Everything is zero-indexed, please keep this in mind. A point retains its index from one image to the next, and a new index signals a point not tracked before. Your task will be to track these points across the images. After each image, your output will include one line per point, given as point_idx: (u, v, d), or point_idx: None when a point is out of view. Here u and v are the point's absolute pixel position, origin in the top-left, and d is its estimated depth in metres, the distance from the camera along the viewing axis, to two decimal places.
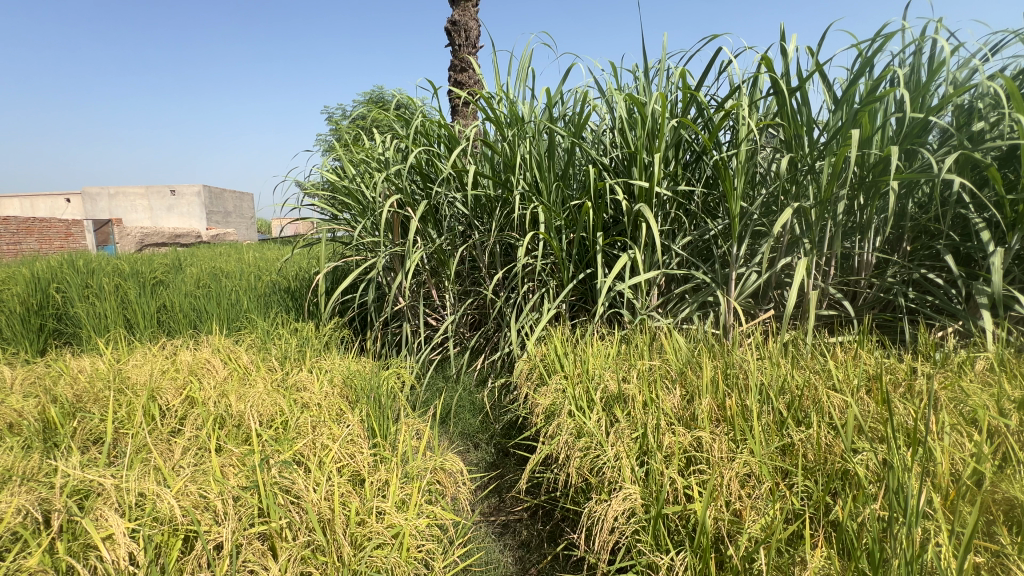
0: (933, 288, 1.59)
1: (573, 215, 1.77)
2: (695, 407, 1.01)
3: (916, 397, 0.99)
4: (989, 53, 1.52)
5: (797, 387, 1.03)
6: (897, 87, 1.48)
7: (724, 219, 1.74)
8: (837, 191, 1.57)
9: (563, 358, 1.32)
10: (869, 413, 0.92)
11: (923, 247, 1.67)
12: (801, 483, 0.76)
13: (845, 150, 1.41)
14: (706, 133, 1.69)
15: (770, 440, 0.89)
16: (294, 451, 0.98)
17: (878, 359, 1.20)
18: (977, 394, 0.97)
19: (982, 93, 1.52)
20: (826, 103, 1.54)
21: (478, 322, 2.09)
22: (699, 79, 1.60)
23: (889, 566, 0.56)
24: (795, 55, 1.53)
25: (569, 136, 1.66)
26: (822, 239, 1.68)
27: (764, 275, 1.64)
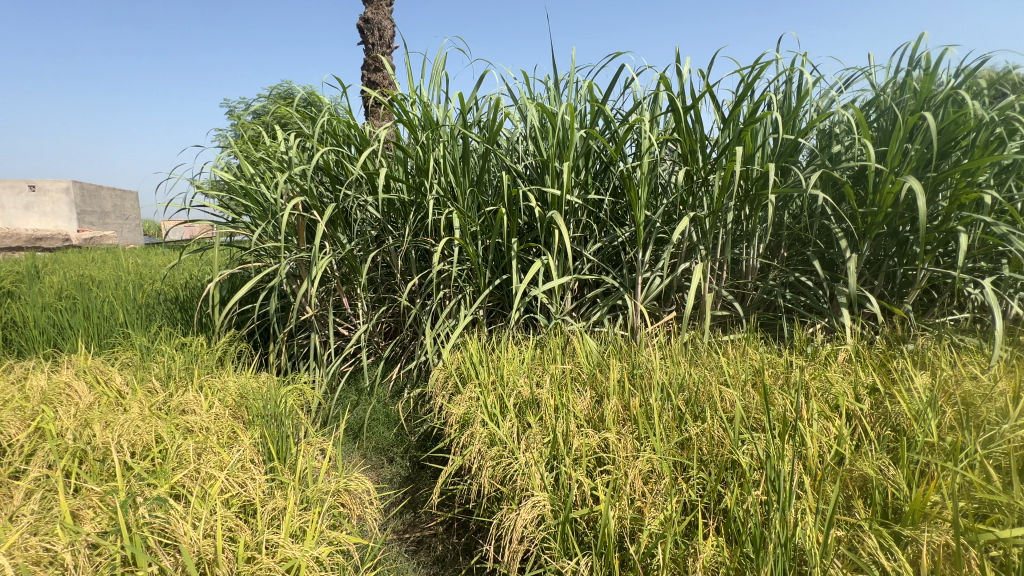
0: (805, 289, 1.79)
1: (489, 220, 1.76)
2: (603, 408, 1.04)
3: (791, 387, 1.11)
4: (842, 86, 1.77)
5: (694, 384, 1.11)
6: (773, 110, 1.66)
7: (630, 227, 1.84)
8: (726, 203, 1.72)
9: (477, 365, 1.30)
10: (754, 405, 1.01)
11: (796, 253, 1.89)
12: (697, 475, 0.81)
13: (732, 165, 1.55)
14: (613, 144, 1.78)
15: (671, 436, 0.94)
16: (171, 485, 0.87)
17: (761, 355, 1.33)
18: (838, 382, 1.10)
19: (838, 121, 1.76)
20: (716, 121, 1.68)
21: (392, 330, 2.01)
22: (605, 92, 1.68)
23: (768, 549, 0.61)
24: (688, 76, 1.66)
25: (483, 142, 1.66)
26: (715, 246, 1.83)
27: (666, 279, 1.75)
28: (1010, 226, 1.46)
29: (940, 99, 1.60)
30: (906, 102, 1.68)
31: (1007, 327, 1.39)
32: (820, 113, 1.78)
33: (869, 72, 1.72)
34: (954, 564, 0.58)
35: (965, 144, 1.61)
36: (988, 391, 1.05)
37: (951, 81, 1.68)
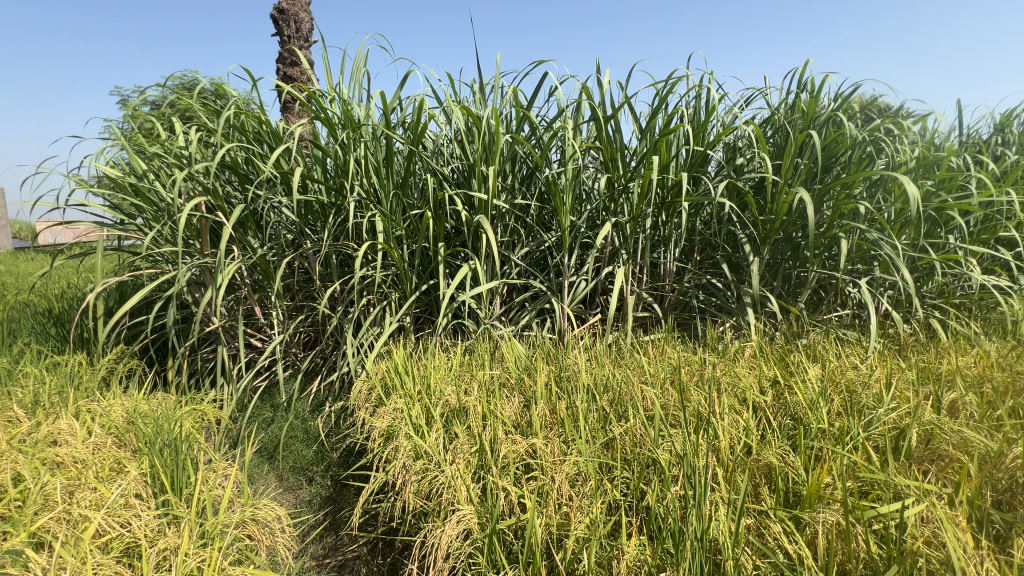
0: (715, 290, 1.93)
1: (414, 224, 1.71)
2: (531, 413, 1.04)
3: (705, 383, 1.18)
4: (743, 104, 1.93)
5: (618, 385, 1.14)
6: (684, 123, 1.77)
7: (556, 231, 1.88)
8: (645, 209, 1.81)
9: (402, 374, 1.25)
10: (672, 402, 1.06)
11: (707, 257, 2.03)
12: (620, 475, 0.83)
13: (649, 173, 1.63)
14: (538, 150, 1.80)
15: (596, 437, 0.96)
16: (31, 533, 0.74)
17: (679, 353, 1.40)
18: (745, 376, 1.19)
19: (740, 135, 1.92)
20: (634, 132, 1.77)
21: (311, 340, 1.89)
22: (530, 99, 1.70)
23: (685, 543, 0.63)
24: (608, 87, 1.72)
25: (407, 143, 1.61)
26: (635, 250, 1.91)
27: (591, 283, 1.80)
28: (879, 233, 1.67)
29: (822, 119, 1.80)
30: (796, 121, 1.87)
31: (880, 321, 1.58)
32: (725, 127, 1.93)
33: (765, 92, 1.89)
34: (843, 540, 0.64)
35: (843, 160, 1.83)
36: (866, 380, 1.18)
37: (831, 104, 1.89)
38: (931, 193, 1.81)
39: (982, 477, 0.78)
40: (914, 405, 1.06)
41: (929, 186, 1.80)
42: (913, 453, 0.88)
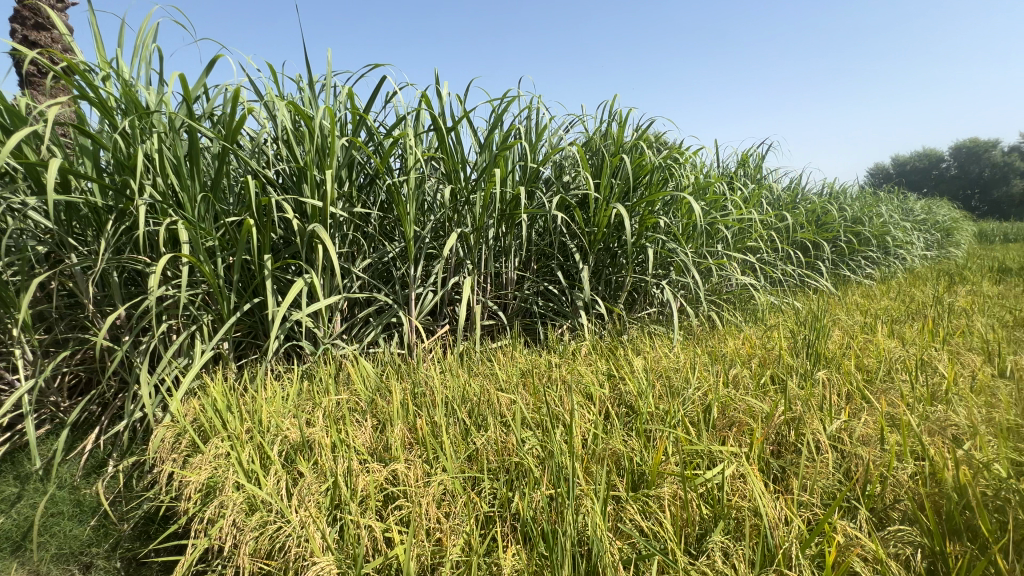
0: (552, 296, 2.10)
1: (231, 234, 1.46)
2: (388, 436, 0.97)
3: (553, 383, 1.26)
4: (566, 127, 2.15)
5: (475, 395, 1.14)
6: (519, 140, 1.88)
7: (400, 242, 1.81)
8: (487, 221, 1.87)
9: (224, 413, 1.04)
10: (526, 405, 1.10)
11: (543, 266, 2.20)
12: (488, 486, 0.82)
13: (490, 186, 1.69)
14: (377, 157, 1.72)
15: (459, 451, 0.94)
16: None
17: (526, 358, 1.47)
18: (586, 373, 1.31)
19: (566, 155, 2.13)
20: (473, 145, 1.81)
21: (84, 383, 1.46)
22: (366, 103, 1.61)
23: (560, 543, 0.65)
24: (447, 99, 1.74)
25: (218, 139, 1.37)
26: (479, 260, 1.96)
27: (438, 294, 1.79)
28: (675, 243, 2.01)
29: (628, 146, 2.11)
30: (608, 146, 2.15)
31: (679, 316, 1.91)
32: (553, 147, 2.11)
33: (583, 119, 2.14)
34: (682, 507, 0.73)
35: (645, 182, 2.16)
36: (676, 366, 1.41)
37: (633, 134, 2.23)
38: (705, 211, 2.26)
39: (761, 433, 0.99)
40: (710, 382, 1.30)
41: (703, 206, 2.25)
42: (715, 422, 1.07)
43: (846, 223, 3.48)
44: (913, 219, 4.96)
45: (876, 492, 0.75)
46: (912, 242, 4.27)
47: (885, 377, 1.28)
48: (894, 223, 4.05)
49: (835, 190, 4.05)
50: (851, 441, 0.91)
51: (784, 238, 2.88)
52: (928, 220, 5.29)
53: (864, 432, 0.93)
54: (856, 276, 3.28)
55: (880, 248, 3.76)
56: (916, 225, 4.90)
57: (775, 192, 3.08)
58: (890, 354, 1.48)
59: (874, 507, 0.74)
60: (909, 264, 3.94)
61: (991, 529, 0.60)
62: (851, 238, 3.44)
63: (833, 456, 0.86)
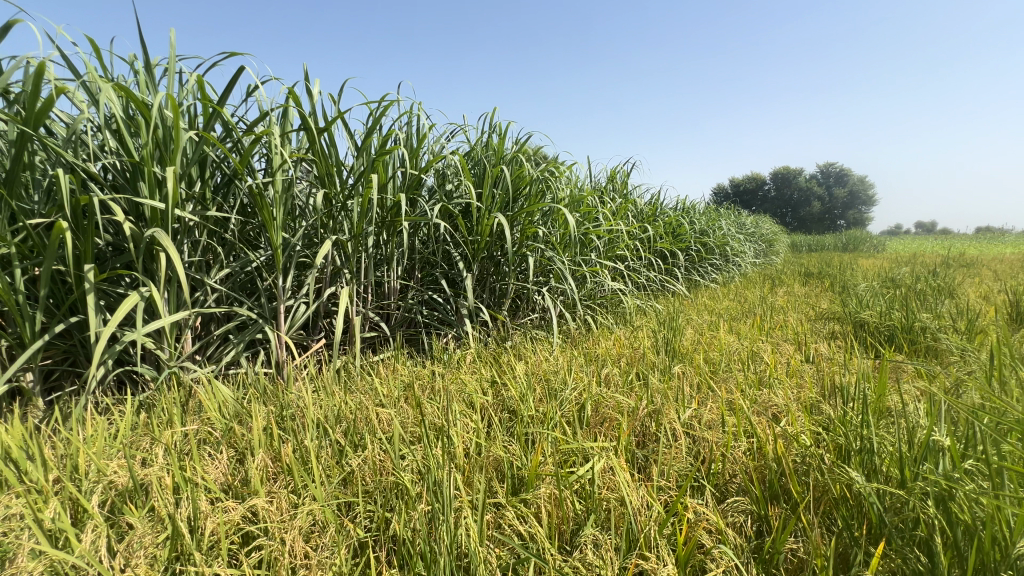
0: (437, 305, 2.07)
1: (36, 240, 1.20)
2: (247, 467, 0.86)
3: (436, 394, 1.24)
4: (448, 136, 2.15)
5: (351, 413, 1.08)
6: (399, 146, 1.84)
7: (266, 250, 1.64)
8: (366, 228, 1.78)
9: (23, 461, 0.84)
10: (407, 419, 1.07)
11: (427, 275, 2.16)
12: (363, 510, 0.78)
13: (368, 191, 1.62)
14: (236, 155, 1.54)
15: (332, 475, 0.87)
16: None
17: (408, 370, 1.43)
18: (470, 382, 1.31)
19: (448, 164, 2.13)
20: (349, 148, 1.72)
21: None
22: (221, 94, 1.44)
23: (437, 560, 0.64)
24: (319, 98, 1.63)
25: (15, 123, 1.11)
26: (358, 270, 1.86)
27: (312, 306, 1.66)
28: (552, 251, 2.12)
29: (508, 157, 2.17)
30: (489, 156, 2.20)
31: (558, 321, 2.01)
32: (435, 155, 2.09)
33: (465, 129, 2.16)
34: (557, 504, 0.76)
35: (525, 193, 2.25)
36: (555, 369, 1.48)
37: (513, 147, 2.31)
38: (580, 222, 2.42)
39: (628, 427, 1.08)
40: (585, 383, 1.39)
41: (578, 217, 2.41)
42: (589, 420, 1.14)
43: (695, 234, 4.00)
44: (745, 232, 5.87)
45: (718, 469, 0.86)
46: (745, 252, 5.06)
47: (725, 368, 1.48)
48: (731, 236, 4.75)
49: (687, 206, 4.63)
50: (698, 426, 1.03)
51: (647, 247, 3.21)
52: (755, 232, 6.31)
53: (709, 418, 1.06)
54: (704, 281, 3.77)
55: (722, 257, 4.39)
56: (747, 238, 5.81)
57: (639, 206, 3.42)
58: (728, 348, 1.72)
59: (717, 483, 0.84)
60: (744, 271, 4.65)
61: (797, 490, 0.73)
62: (700, 248, 3.95)
63: (685, 441, 0.97)
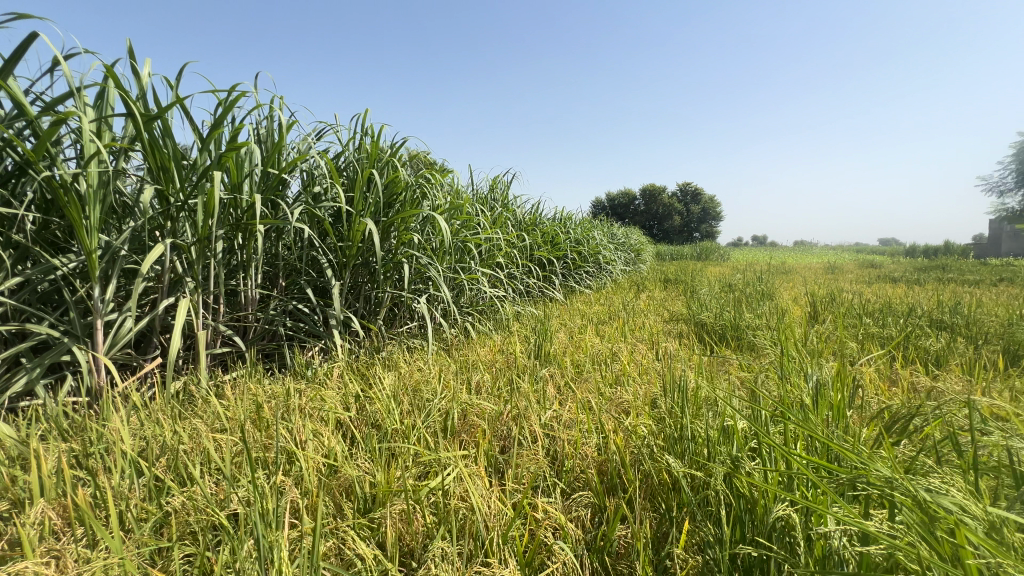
0: (303, 316, 1.91)
1: None
2: (24, 524, 0.70)
3: (290, 414, 1.14)
4: (315, 135, 2.01)
5: (180, 444, 0.94)
6: (255, 141, 1.66)
7: (76, 255, 1.37)
8: (214, 232, 1.58)
9: None
10: (250, 444, 0.96)
11: (292, 283, 1.99)
12: (181, 556, 0.67)
13: (214, 190, 1.43)
14: (31, 139, 1.26)
15: (145, 520, 0.75)
16: None
17: (260, 388, 1.30)
18: (330, 399, 1.23)
19: (315, 165, 1.99)
20: (191, 140, 1.51)
21: None
22: (6, 63, 1.17)
23: None
24: (149, 80, 1.41)
25: None
26: (205, 278, 1.64)
27: (141, 321, 1.42)
28: (428, 259, 2.10)
29: (382, 161, 2.10)
30: (361, 159, 2.11)
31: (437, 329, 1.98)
32: (300, 155, 1.94)
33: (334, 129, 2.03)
34: (404, 520, 0.74)
35: (401, 199, 2.20)
36: (426, 379, 1.45)
37: (388, 151, 2.24)
38: (457, 231, 2.43)
39: (491, 433, 1.10)
40: (456, 391, 1.38)
41: (455, 225, 2.42)
42: (455, 429, 1.14)
43: (571, 243, 4.26)
44: (616, 241, 6.41)
45: (568, 467, 0.91)
46: (615, 260, 5.52)
47: (587, 369, 1.59)
48: (603, 245, 5.15)
49: (564, 216, 4.91)
50: (556, 426, 1.09)
51: (526, 255, 3.34)
52: (625, 242, 6.92)
53: (566, 418, 1.12)
54: (579, 287, 4.03)
55: (595, 264, 4.73)
56: (618, 247, 6.34)
57: (518, 215, 3.55)
58: (592, 350, 1.85)
59: (566, 479, 0.89)
60: (615, 277, 5.07)
61: (632, 479, 0.80)
62: (575, 256, 4.21)
63: (541, 442, 1.01)
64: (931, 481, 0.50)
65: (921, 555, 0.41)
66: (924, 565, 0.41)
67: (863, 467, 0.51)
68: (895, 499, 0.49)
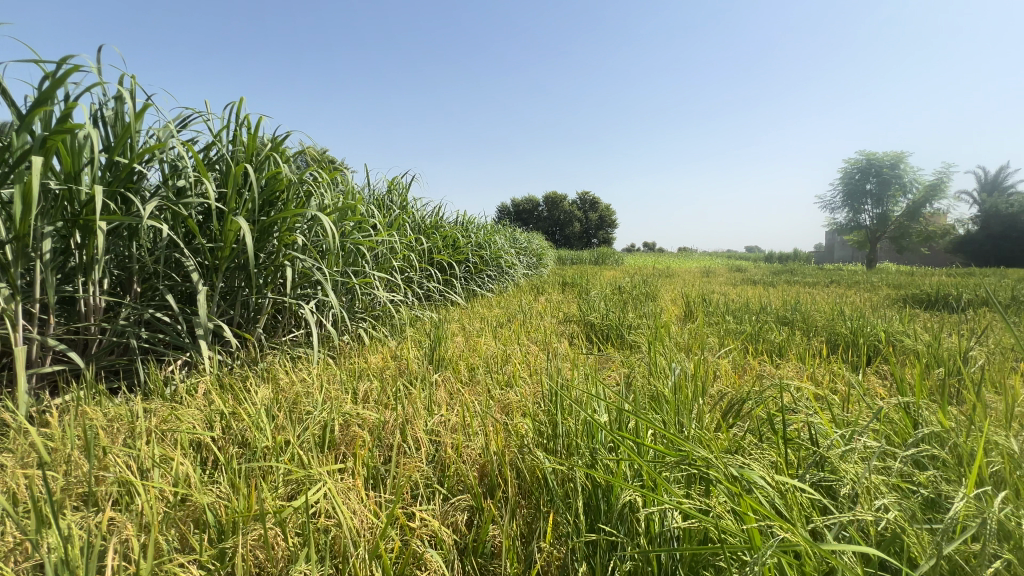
0: (162, 326, 1.68)
1: None
2: None
3: (135, 439, 0.99)
4: (178, 123, 1.78)
5: None
6: (97, 124, 1.42)
7: None
8: (40, 228, 1.32)
9: None
10: (76, 477, 0.82)
11: (149, 290, 1.74)
12: None
13: (37, 179, 1.20)
14: None
15: None
16: None
17: (99, 411, 1.11)
18: (188, 419, 1.09)
19: (178, 156, 1.76)
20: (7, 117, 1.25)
21: None
22: None
23: None
24: None
25: None
26: (27, 284, 1.37)
27: None
28: (313, 261, 1.92)
29: (262, 156, 1.88)
30: (236, 152, 1.87)
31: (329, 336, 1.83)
32: (158, 144, 1.70)
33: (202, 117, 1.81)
34: (261, 546, 0.68)
35: (284, 198, 2.02)
36: (307, 390, 1.35)
37: (269, 145, 2.05)
38: (349, 233, 2.28)
39: (374, 443, 1.05)
40: (340, 401, 1.31)
41: (347, 226, 2.26)
42: (335, 442, 1.07)
43: (473, 247, 4.27)
44: (518, 246, 6.56)
45: (449, 472, 0.91)
46: (517, 263, 5.65)
47: (480, 372, 1.60)
48: (505, 250, 5.24)
49: (466, 220, 4.91)
50: (442, 431, 1.07)
51: (426, 259, 3.28)
52: (527, 246, 7.11)
53: (453, 422, 1.11)
54: (481, 290, 4.05)
55: (498, 268, 4.80)
56: (520, 251, 6.49)
57: (418, 218, 3.47)
58: (487, 353, 1.86)
59: (447, 485, 0.88)
60: (516, 282, 5.18)
61: (510, 477, 0.81)
62: (477, 260, 4.23)
63: (425, 449, 0.99)
64: (742, 457, 0.57)
65: (721, 523, 0.47)
66: (724, 531, 0.47)
67: (687, 449, 0.57)
68: (710, 475, 0.55)
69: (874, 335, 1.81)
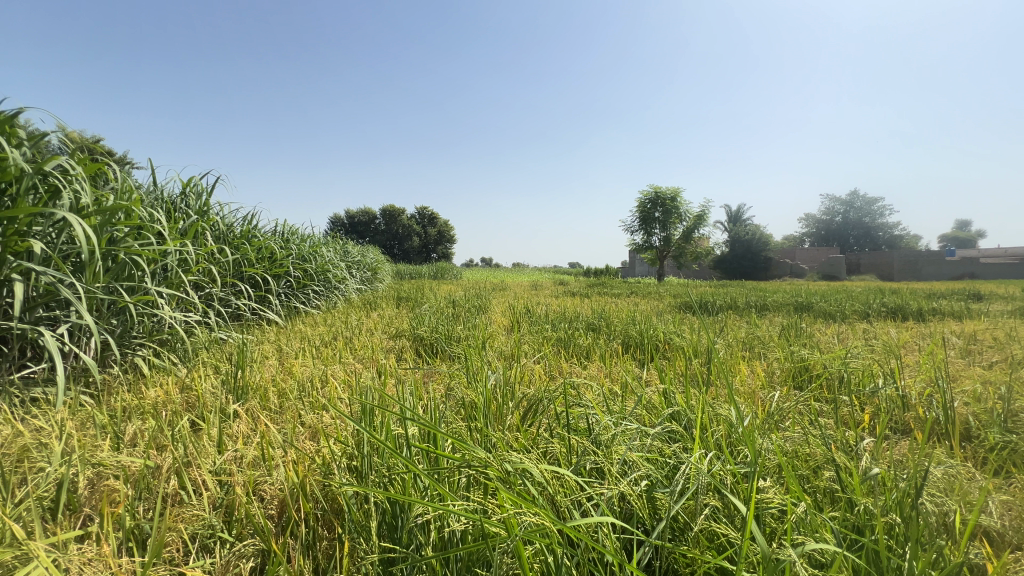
0: None
1: None
2: None
3: None
4: None
5: None
6: None
7: None
8: None
9: None
10: None
11: None
12: None
13: None
14: None
15: None
16: None
17: None
18: None
19: None
20: None
21: None
22: None
23: None
24: None
25: None
26: None
27: None
28: (60, 274, 1.40)
29: None
30: None
31: (94, 368, 1.37)
32: None
33: None
34: None
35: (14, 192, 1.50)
36: (38, 438, 1.02)
37: None
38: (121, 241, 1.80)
39: (138, 496, 0.86)
40: (92, 450, 1.03)
41: (118, 232, 1.78)
42: (78, 503, 0.84)
43: (294, 260, 3.86)
44: (350, 260, 6.19)
45: (237, 515, 0.79)
46: (348, 277, 5.30)
47: (294, 396, 1.43)
48: (333, 262, 4.86)
49: (287, 230, 4.43)
50: (233, 468, 0.91)
51: (232, 272, 2.84)
52: (361, 261, 6.76)
53: (251, 456, 0.97)
54: (305, 307, 3.69)
55: (325, 282, 4.43)
56: (351, 265, 6.10)
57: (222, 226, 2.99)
58: (305, 375, 1.68)
59: (233, 531, 0.77)
60: (345, 298, 4.83)
61: (308, 508, 0.74)
62: (299, 273, 3.83)
63: (210, 493, 0.84)
64: (517, 455, 0.63)
65: (491, 521, 0.51)
66: (493, 528, 0.52)
67: (471, 454, 0.61)
68: (488, 476, 0.61)
69: (657, 337, 2.15)
